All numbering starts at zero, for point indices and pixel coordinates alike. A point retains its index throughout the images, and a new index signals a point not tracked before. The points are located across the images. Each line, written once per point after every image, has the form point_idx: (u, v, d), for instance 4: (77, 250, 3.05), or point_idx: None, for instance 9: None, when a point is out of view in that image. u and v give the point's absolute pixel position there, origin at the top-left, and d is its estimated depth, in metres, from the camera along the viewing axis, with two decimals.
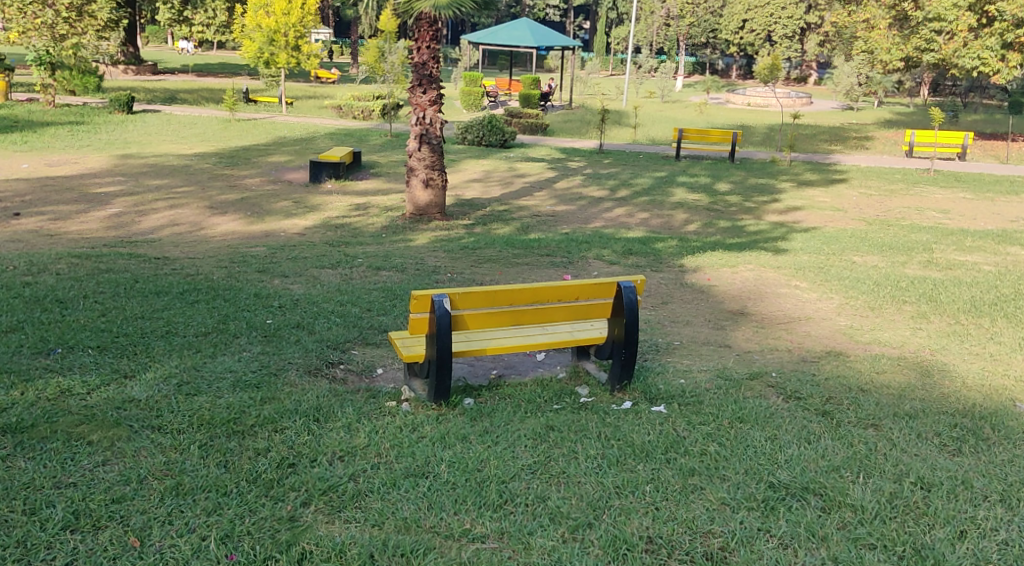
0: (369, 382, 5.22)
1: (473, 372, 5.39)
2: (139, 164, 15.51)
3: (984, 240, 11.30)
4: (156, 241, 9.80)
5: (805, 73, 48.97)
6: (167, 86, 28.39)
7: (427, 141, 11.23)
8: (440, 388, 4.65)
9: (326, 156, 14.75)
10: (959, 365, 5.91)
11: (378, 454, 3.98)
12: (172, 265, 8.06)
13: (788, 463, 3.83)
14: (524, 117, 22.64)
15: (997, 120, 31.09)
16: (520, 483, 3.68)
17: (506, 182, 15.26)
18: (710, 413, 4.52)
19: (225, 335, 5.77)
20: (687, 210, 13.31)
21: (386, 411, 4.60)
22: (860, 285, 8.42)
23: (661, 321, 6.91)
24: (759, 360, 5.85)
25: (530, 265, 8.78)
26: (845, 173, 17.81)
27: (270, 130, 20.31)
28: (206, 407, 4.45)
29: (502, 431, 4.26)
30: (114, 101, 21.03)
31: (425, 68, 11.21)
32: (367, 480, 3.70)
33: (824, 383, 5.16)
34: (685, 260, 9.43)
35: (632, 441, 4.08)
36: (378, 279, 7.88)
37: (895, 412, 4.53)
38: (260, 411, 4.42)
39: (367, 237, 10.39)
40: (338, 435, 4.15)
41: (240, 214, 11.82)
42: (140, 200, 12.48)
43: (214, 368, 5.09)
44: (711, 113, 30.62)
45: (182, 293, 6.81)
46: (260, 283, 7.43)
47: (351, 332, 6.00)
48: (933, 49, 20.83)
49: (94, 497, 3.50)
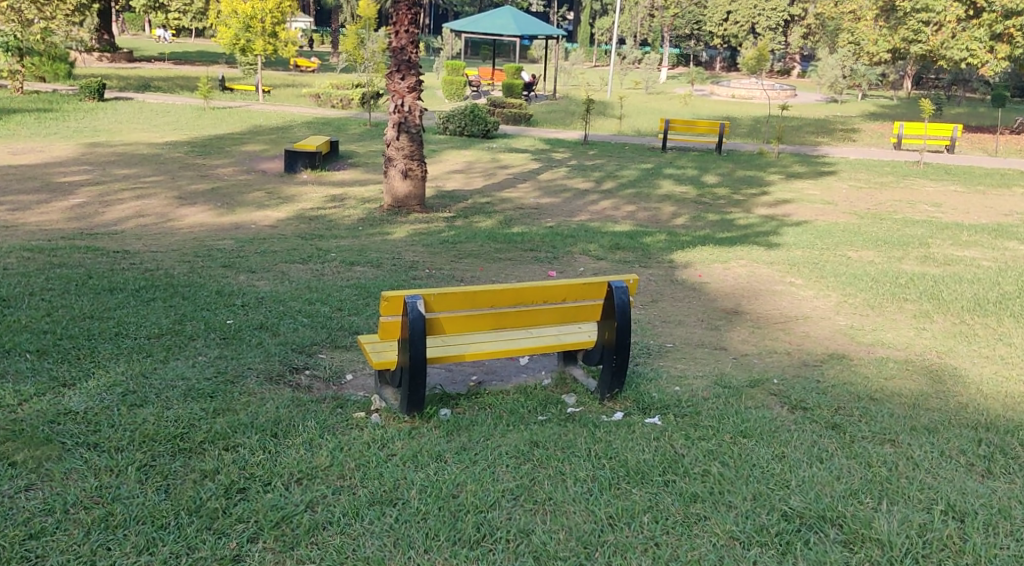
0: (336, 390, 4.78)
1: (450, 379, 4.95)
2: (107, 153, 14.95)
3: (980, 233, 10.99)
4: (118, 233, 9.31)
5: (788, 66, 48.61)
6: (139, 75, 27.67)
7: (406, 129, 10.73)
8: (413, 399, 4.22)
9: (301, 146, 14.22)
10: (969, 370, 5.54)
11: (341, 476, 3.55)
12: (132, 259, 7.57)
13: (800, 487, 3.43)
14: (507, 107, 22.18)
15: (979, 113, 30.96)
16: (500, 512, 3.25)
17: (489, 173, 14.80)
18: (710, 426, 4.11)
19: (180, 337, 5.30)
20: (674, 203, 12.92)
21: (352, 424, 4.16)
22: (858, 282, 8.05)
23: (652, 321, 6.50)
24: (758, 365, 5.45)
25: (513, 260, 8.35)
26: (834, 166, 17.48)
27: (246, 119, 19.73)
28: (153, 420, 4.01)
29: (481, 448, 3.82)
30: (84, 88, 20.39)
31: (404, 53, 10.72)
32: (326, 510, 3.25)
33: (832, 391, 4.76)
34: (675, 255, 9.02)
35: (625, 460, 3.65)
36: (350, 275, 7.43)
37: (912, 426, 4.13)
38: (211, 425, 3.98)
39: (342, 230, 9.93)
40: (298, 454, 3.73)
41: (211, 205, 11.32)
42: (104, 190, 11.93)
43: (164, 375, 4.63)
44: (697, 104, 30.22)
45: (139, 290, 6.33)
46: (224, 280, 6.95)
47: (319, 334, 5.55)
48: (921, 40, 20.42)
49: (9, 532, 3.04)
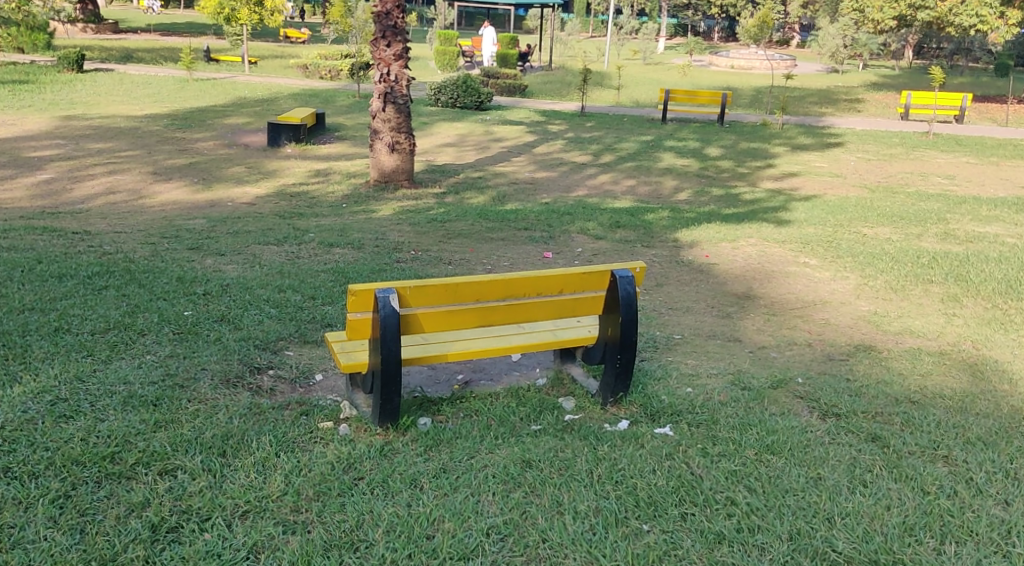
0: (302, 393, 4.20)
1: (432, 379, 4.38)
2: (82, 126, 14.25)
3: (1000, 208, 10.39)
4: (84, 211, 8.70)
5: (787, 36, 47.69)
6: (123, 46, 26.77)
7: (392, 100, 10.04)
8: (386, 408, 3.63)
9: (285, 118, 13.52)
10: (1012, 364, 4.97)
11: (294, 509, 3.03)
12: (91, 241, 6.97)
13: (845, 520, 2.90)
14: (501, 77, 21.44)
15: (983, 82, 30.36)
16: (482, 560, 2.76)
17: (482, 146, 14.15)
18: (730, 439, 3.54)
19: (128, 333, 4.69)
20: (676, 177, 12.32)
21: (316, 437, 3.57)
22: (878, 262, 7.46)
23: (656, 308, 5.92)
24: (778, 360, 4.86)
25: (506, 241, 7.72)
26: (841, 137, 16.82)
27: (230, 90, 18.99)
28: (80, 436, 3.42)
29: (464, 470, 3.26)
30: (63, 59, 19.60)
31: (389, 18, 9.96)
32: (272, 559, 2.77)
33: (865, 393, 4.17)
34: (679, 233, 8.41)
35: (635, 485, 3.12)
36: (329, 258, 6.82)
37: (966, 438, 3.56)
38: (148, 441, 3.41)
39: (325, 207, 9.32)
40: (247, 481, 3.17)
41: (187, 180, 10.69)
42: (75, 165, 11.26)
43: (104, 379, 4.03)
44: (695, 74, 29.50)
45: (90, 277, 5.72)
46: (189, 264, 6.35)
47: (287, 328, 4.96)
48: (928, 6, 19.59)
49: None
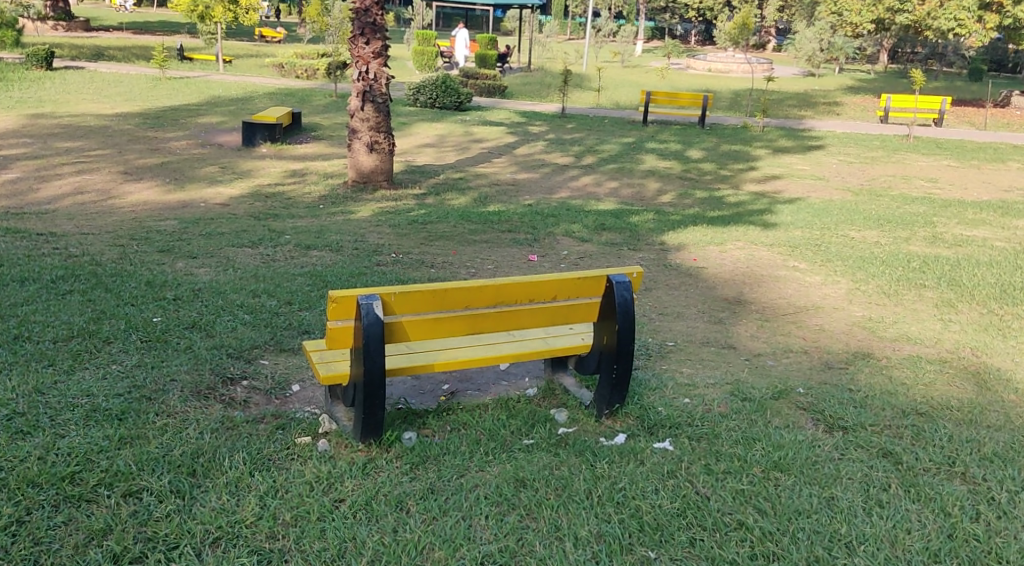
0: (279, 405, 3.95)
1: (416, 390, 4.15)
2: (50, 124, 13.87)
3: (986, 211, 10.31)
4: (50, 212, 8.38)
5: (763, 39, 47.74)
6: (95, 43, 26.29)
7: (371, 98, 9.78)
8: (369, 422, 3.39)
9: (260, 117, 13.21)
10: (1014, 372, 4.81)
11: (270, 536, 2.80)
12: (56, 243, 6.66)
13: (865, 549, 2.74)
14: (480, 78, 21.21)
15: (958, 87, 30.50)
16: None
17: (462, 147, 13.92)
18: (734, 455, 3.33)
19: (93, 341, 4.42)
20: (659, 179, 12.15)
21: (292, 454, 3.32)
22: (868, 266, 7.31)
23: (647, 314, 5.72)
24: (776, 369, 4.66)
25: (489, 243, 7.50)
26: (822, 140, 16.73)
27: (204, 89, 18.61)
28: (37, 455, 3.15)
29: (454, 490, 3.05)
30: (31, 56, 19.15)
31: (368, 15, 9.71)
32: None
33: (870, 404, 3.99)
34: (666, 236, 8.22)
35: (639, 508, 2.93)
36: (305, 261, 6.57)
37: (982, 453, 3.39)
38: (111, 459, 3.15)
39: (301, 208, 9.05)
40: (218, 504, 2.93)
41: (159, 180, 10.37)
42: (43, 164, 10.91)
43: (66, 391, 3.76)
44: (674, 77, 29.42)
45: (55, 281, 5.43)
46: (159, 267, 6.07)
47: (261, 335, 4.71)
48: (906, 10, 19.57)
49: None
